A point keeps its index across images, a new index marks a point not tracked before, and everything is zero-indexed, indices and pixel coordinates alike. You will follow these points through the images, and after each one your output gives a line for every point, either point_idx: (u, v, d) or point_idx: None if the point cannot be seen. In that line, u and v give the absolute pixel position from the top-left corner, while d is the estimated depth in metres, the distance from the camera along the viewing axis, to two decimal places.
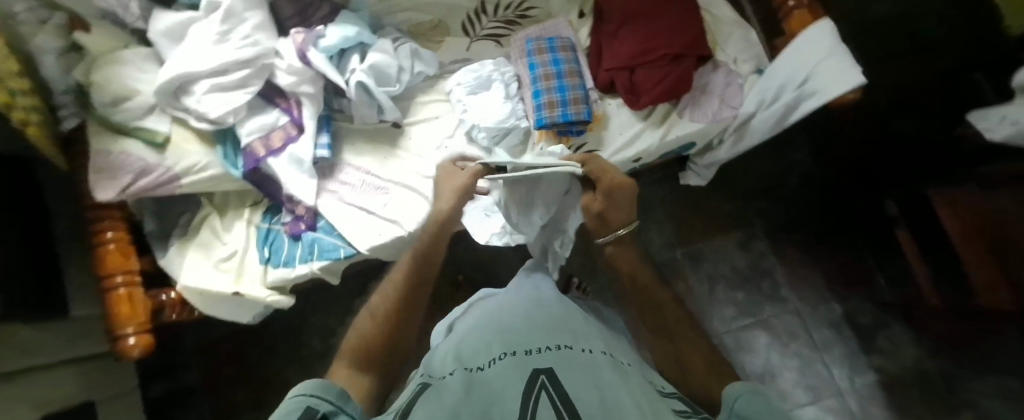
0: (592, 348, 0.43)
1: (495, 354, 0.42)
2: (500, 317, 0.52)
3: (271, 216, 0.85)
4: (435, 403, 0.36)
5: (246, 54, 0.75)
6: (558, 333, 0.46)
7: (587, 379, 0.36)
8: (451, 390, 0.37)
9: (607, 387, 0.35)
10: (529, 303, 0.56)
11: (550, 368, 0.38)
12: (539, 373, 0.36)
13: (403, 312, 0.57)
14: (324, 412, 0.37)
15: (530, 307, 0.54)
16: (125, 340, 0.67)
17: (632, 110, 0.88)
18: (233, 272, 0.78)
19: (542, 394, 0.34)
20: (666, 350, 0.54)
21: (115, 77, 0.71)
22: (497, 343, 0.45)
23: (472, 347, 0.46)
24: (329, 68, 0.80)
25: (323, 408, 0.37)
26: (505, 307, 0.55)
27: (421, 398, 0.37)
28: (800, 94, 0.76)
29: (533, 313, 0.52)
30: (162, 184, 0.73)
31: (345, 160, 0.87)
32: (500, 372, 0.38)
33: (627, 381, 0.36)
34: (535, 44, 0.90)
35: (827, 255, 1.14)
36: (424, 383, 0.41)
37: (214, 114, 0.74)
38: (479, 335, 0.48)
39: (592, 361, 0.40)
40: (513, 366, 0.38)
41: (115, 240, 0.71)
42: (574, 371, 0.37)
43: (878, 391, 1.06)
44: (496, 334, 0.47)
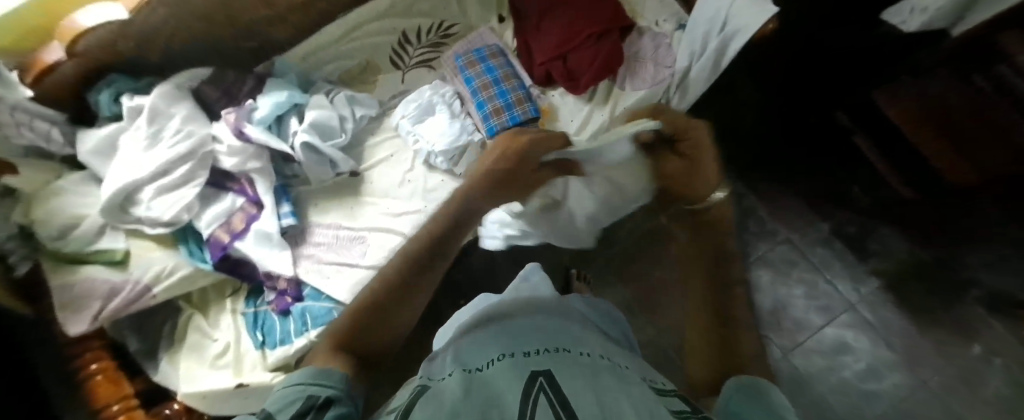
0: (591, 351, 0.43)
1: (492, 357, 0.42)
2: (498, 323, 0.52)
3: (255, 299, 0.83)
4: (435, 399, 0.34)
5: (183, 148, 0.74)
6: (558, 338, 0.47)
7: (584, 379, 0.35)
8: (451, 388, 0.35)
9: (603, 388, 0.34)
10: (523, 308, 0.56)
11: (547, 370, 0.37)
12: (537, 374, 0.36)
13: (406, 290, 0.47)
14: (326, 398, 0.32)
15: (532, 314, 0.53)
16: None
17: (575, 95, 0.89)
18: (231, 366, 0.76)
19: (540, 393, 0.33)
20: (713, 300, 0.49)
21: (57, 210, 0.69)
22: (496, 347, 0.44)
23: (471, 350, 0.45)
24: (270, 138, 0.80)
25: (325, 394, 0.33)
26: (502, 313, 0.55)
27: (420, 397, 0.35)
28: (724, 36, 0.77)
29: (532, 320, 0.52)
30: (133, 301, 0.71)
31: (313, 222, 0.86)
32: (500, 372, 0.38)
33: (624, 382, 0.36)
34: (465, 59, 0.91)
35: (800, 175, 1.16)
36: (422, 384, 0.39)
37: (168, 215, 0.72)
38: (477, 341, 0.47)
39: (588, 363, 0.40)
40: (513, 367, 0.38)
41: (101, 370, 0.68)
42: (571, 372, 0.37)
43: (885, 292, 1.09)
44: (494, 338, 0.47)
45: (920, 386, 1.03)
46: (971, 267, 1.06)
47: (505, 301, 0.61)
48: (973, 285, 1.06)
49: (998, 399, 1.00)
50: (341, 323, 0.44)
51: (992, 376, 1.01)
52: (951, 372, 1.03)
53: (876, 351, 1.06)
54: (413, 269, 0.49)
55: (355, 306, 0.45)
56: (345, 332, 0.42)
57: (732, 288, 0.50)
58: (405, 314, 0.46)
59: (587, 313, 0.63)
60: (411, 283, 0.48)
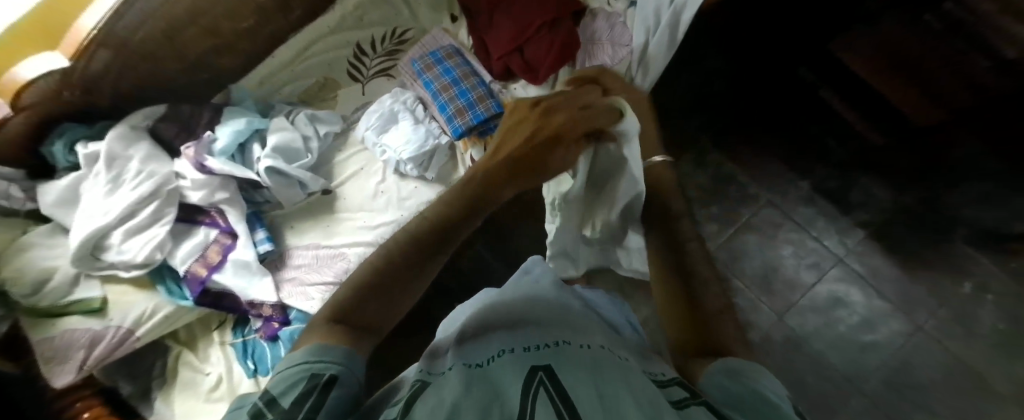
0: (589, 343, 0.42)
1: (494, 351, 0.40)
2: (501, 316, 0.50)
3: (242, 329, 0.82)
4: (432, 393, 0.32)
5: (144, 189, 0.74)
6: (558, 331, 0.46)
7: (585, 372, 0.34)
8: (448, 381, 0.34)
9: (605, 377, 0.33)
10: (523, 303, 0.54)
11: (548, 365, 0.36)
12: (537, 369, 0.35)
13: (413, 268, 0.45)
14: (331, 375, 0.32)
15: (535, 308, 0.52)
16: None
17: (537, 86, 0.89)
18: (227, 397, 0.76)
19: (542, 387, 0.32)
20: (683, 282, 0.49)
21: (27, 266, 0.69)
22: (497, 341, 0.43)
23: (475, 343, 0.44)
24: (231, 166, 0.79)
25: (330, 371, 0.33)
26: (502, 306, 0.53)
27: (416, 393, 0.34)
28: (675, 9, 0.80)
29: (537, 317, 0.49)
30: (116, 347, 0.71)
31: (291, 245, 0.86)
32: (500, 366, 0.36)
33: (626, 372, 0.35)
34: (421, 64, 0.90)
35: (775, 137, 1.15)
36: (421, 378, 0.38)
37: (139, 257, 0.73)
38: (479, 333, 0.46)
39: (590, 356, 0.38)
40: (517, 360, 0.37)
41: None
42: (571, 366, 0.36)
43: (872, 242, 1.09)
44: (500, 331, 0.45)
45: (916, 332, 1.04)
46: (956, 207, 1.06)
47: (507, 291, 0.59)
48: (959, 224, 1.06)
49: (991, 333, 1.02)
50: (338, 295, 0.43)
51: (985, 313, 1.02)
52: (945, 314, 1.04)
53: (870, 302, 1.07)
54: (416, 251, 0.46)
55: (354, 280, 0.44)
56: (343, 304, 0.41)
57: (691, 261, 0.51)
58: (408, 294, 0.45)
59: (588, 303, 0.61)
60: (415, 271, 0.45)
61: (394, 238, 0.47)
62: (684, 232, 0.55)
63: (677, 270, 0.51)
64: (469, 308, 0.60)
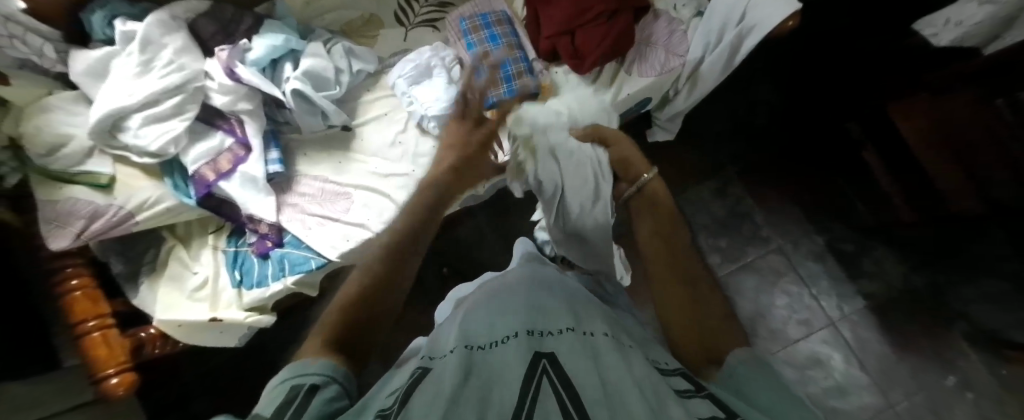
0: (595, 330, 0.44)
1: (498, 336, 0.43)
2: (494, 299, 0.52)
3: (236, 240, 0.84)
4: (436, 381, 0.36)
5: (172, 80, 0.75)
6: (561, 315, 0.47)
7: (588, 364, 0.37)
8: (453, 368, 0.37)
9: (607, 372, 0.36)
10: (528, 282, 0.55)
11: (551, 352, 0.39)
12: (540, 356, 0.38)
13: (384, 279, 0.47)
14: (312, 383, 0.35)
15: (537, 290, 0.53)
16: (107, 380, 0.67)
17: (579, 74, 0.85)
18: (208, 300, 0.78)
19: (543, 381, 0.35)
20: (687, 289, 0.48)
21: (46, 127, 0.71)
22: (500, 324, 0.45)
23: (476, 325, 0.47)
24: (260, 80, 0.79)
25: (310, 380, 0.35)
26: (509, 286, 0.55)
27: (424, 379, 0.37)
28: (740, 31, 0.75)
29: (537, 296, 0.52)
30: (115, 225, 0.73)
31: (299, 172, 0.86)
32: (503, 354, 0.40)
33: (629, 363, 0.38)
34: (468, 24, 0.88)
35: (802, 186, 1.14)
36: (422, 365, 0.41)
37: (154, 146, 0.73)
38: (483, 314, 0.49)
39: (594, 344, 0.41)
40: (520, 347, 0.40)
41: (80, 286, 0.71)
42: (572, 354, 0.39)
43: (869, 314, 1.08)
44: (504, 311, 0.48)
45: (886, 410, 1.02)
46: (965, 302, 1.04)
47: (512, 271, 0.60)
48: (962, 319, 1.04)
49: None
50: (333, 310, 0.45)
51: (963, 411, 1.00)
52: (921, 401, 1.02)
53: (849, 370, 1.05)
54: (393, 266, 0.49)
55: (338, 302, 0.46)
56: (333, 320, 0.43)
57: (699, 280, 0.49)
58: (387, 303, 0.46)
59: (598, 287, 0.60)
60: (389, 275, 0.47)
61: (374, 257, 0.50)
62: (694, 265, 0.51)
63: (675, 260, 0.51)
64: (471, 288, 0.63)
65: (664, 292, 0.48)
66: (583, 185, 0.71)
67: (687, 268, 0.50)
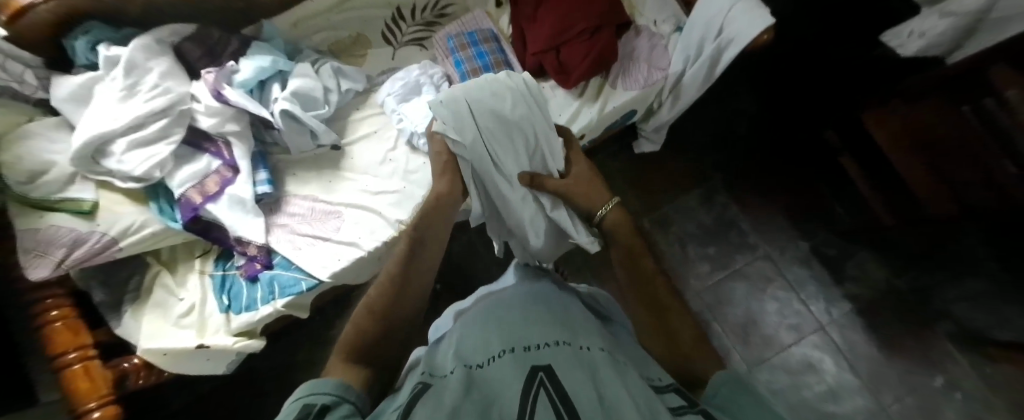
0: (590, 344, 0.44)
1: (495, 350, 0.43)
2: (491, 315, 0.52)
3: (224, 262, 0.83)
4: (435, 399, 0.36)
5: (158, 104, 0.74)
6: (557, 328, 0.48)
7: (584, 377, 0.37)
8: (452, 385, 0.37)
9: (604, 386, 0.36)
10: (523, 296, 0.56)
11: (547, 366, 0.39)
12: (537, 369, 0.38)
13: (392, 301, 0.48)
14: (324, 404, 0.34)
15: (531, 304, 0.53)
16: (88, 415, 0.64)
17: (566, 89, 0.86)
18: (195, 327, 0.76)
19: (540, 394, 0.35)
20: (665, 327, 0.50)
21: (27, 154, 0.69)
22: (496, 339, 0.46)
23: (473, 343, 0.47)
24: (248, 101, 0.79)
25: (322, 400, 0.35)
26: (505, 301, 0.55)
27: (423, 395, 0.37)
28: (719, 44, 0.75)
29: (532, 310, 0.52)
30: (97, 253, 0.71)
31: (289, 193, 0.86)
32: (500, 369, 0.40)
33: (624, 377, 0.38)
34: (456, 41, 0.89)
35: (785, 192, 1.17)
36: (422, 380, 0.41)
37: (139, 171, 0.72)
38: (479, 331, 0.49)
39: (589, 357, 0.41)
40: (517, 362, 0.40)
41: (61, 317, 0.69)
42: (570, 367, 0.39)
43: (857, 316, 1.10)
44: (500, 326, 0.48)
45: (878, 412, 1.04)
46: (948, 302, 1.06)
47: (510, 286, 0.61)
48: (945, 319, 1.07)
49: None
50: (347, 332, 0.46)
51: (952, 410, 1.02)
52: (912, 402, 1.03)
53: (841, 373, 1.07)
54: (395, 299, 0.49)
55: (356, 319, 0.48)
56: (345, 343, 0.45)
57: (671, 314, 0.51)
58: (398, 318, 0.48)
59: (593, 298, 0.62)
60: (397, 288, 0.50)
61: (378, 287, 0.51)
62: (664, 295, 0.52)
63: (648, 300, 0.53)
64: (469, 301, 0.64)
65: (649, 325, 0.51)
66: (514, 154, 0.69)
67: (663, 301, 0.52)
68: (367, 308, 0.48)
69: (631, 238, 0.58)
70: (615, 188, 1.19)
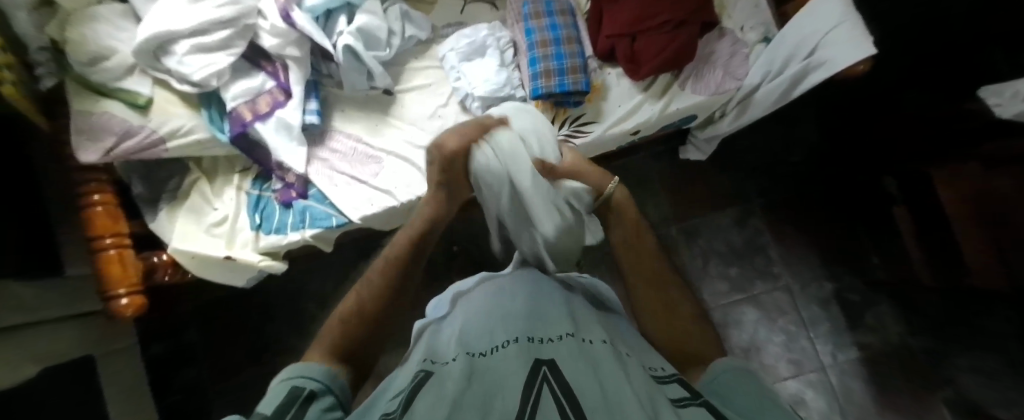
0: (593, 338, 0.45)
1: (500, 340, 0.45)
2: (494, 305, 0.53)
3: (261, 183, 0.83)
4: (438, 388, 0.37)
5: (226, 13, 0.73)
6: (561, 319, 0.48)
7: (586, 372, 0.38)
8: (454, 376, 0.39)
9: (607, 382, 0.37)
10: (528, 284, 0.57)
11: (551, 360, 0.40)
12: (540, 363, 0.39)
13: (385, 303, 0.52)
14: (309, 391, 0.40)
15: (535, 290, 0.55)
16: (117, 300, 0.68)
17: (633, 80, 0.84)
18: (224, 237, 0.79)
19: (544, 387, 0.36)
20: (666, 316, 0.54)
21: (92, 36, 0.69)
22: (502, 328, 0.47)
23: (478, 328, 0.48)
24: (314, 28, 0.77)
25: (310, 386, 0.41)
26: (509, 288, 0.57)
27: (426, 384, 0.39)
28: (806, 65, 0.72)
29: (537, 303, 0.52)
30: (145, 148, 0.73)
31: (335, 128, 0.85)
32: (505, 358, 0.41)
33: (628, 375, 0.38)
34: (531, 8, 0.84)
35: (822, 231, 1.14)
36: (424, 369, 0.43)
37: (197, 76, 0.72)
38: (483, 317, 0.51)
39: (590, 350, 0.42)
40: (521, 351, 0.41)
41: (102, 202, 0.71)
42: (572, 364, 0.39)
43: (860, 366, 1.09)
44: (507, 315, 0.50)
45: None
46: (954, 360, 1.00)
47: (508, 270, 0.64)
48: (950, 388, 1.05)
49: None
50: (336, 325, 0.50)
51: None
52: None
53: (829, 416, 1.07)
54: (385, 299, 0.53)
55: (341, 314, 0.51)
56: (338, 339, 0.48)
57: (676, 311, 0.54)
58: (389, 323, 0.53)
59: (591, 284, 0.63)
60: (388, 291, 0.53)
61: (367, 280, 0.55)
62: (671, 290, 0.56)
63: (653, 289, 0.56)
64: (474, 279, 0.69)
65: (652, 309, 0.55)
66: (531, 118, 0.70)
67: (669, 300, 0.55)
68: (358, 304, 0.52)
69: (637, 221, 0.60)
70: (650, 190, 1.17)
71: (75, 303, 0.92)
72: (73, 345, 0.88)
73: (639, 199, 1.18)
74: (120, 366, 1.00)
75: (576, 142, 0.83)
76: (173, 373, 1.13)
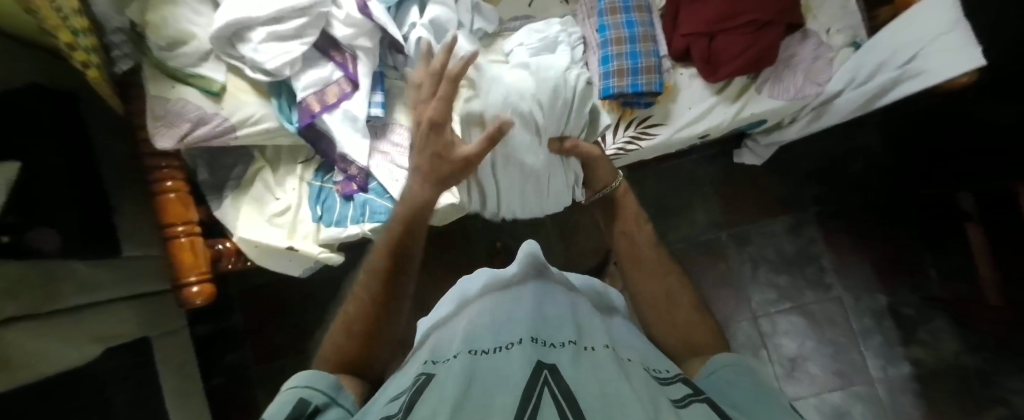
0: (595, 344, 0.47)
1: (503, 344, 0.46)
2: (495, 312, 0.55)
3: (323, 175, 0.83)
4: (438, 387, 0.40)
5: (303, 1, 0.71)
6: (564, 327, 0.50)
7: (589, 378, 0.39)
8: (452, 374, 0.41)
9: (609, 383, 0.38)
10: (536, 295, 0.59)
11: (553, 363, 0.42)
12: (541, 366, 0.41)
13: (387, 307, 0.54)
14: (317, 404, 0.42)
15: (536, 301, 0.57)
16: (188, 287, 0.71)
17: (707, 81, 0.81)
18: (287, 227, 0.79)
19: (544, 389, 0.37)
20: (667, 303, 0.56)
21: (171, 20, 0.68)
22: (504, 333, 0.49)
23: (480, 332, 0.51)
24: (388, 20, 0.77)
25: (316, 399, 0.42)
26: (513, 299, 0.59)
27: (425, 384, 0.42)
28: (899, 74, 0.73)
29: (541, 310, 0.55)
30: (217, 135, 0.73)
31: (397, 121, 0.84)
32: (507, 360, 0.43)
33: (631, 379, 0.40)
34: (608, 3, 0.81)
35: (880, 243, 1.11)
36: (424, 371, 0.46)
37: (271, 64, 0.71)
38: (488, 323, 0.53)
39: (594, 357, 0.44)
40: (524, 353, 0.43)
41: (174, 189, 0.71)
42: (574, 368, 0.41)
43: (911, 381, 1.06)
44: (509, 322, 0.52)
45: None
46: None
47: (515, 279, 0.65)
48: None
49: None
50: (338, 336, 0.52)
51: None
52: None
53: None
54: (387, 303, 0.54)
55: (344, 322, 0.53)
56: (336, 350, 0.50)
57: (682, 301, 0.56)
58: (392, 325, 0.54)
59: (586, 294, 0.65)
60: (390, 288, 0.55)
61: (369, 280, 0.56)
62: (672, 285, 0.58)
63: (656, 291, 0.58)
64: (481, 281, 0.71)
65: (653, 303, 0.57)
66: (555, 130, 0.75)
67: (670, 291, 0.57)
68: (360, 306, 0.54)
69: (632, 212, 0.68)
70: (701, 193, 1.15)
71: (132, 284, 0.93)
72: (130, 326, 0.89)
73: (688, 201, 1.16)
74: (171, 347, 1.01)
75: (643, 143, 0.82)
76: (217, 354, 1.14)
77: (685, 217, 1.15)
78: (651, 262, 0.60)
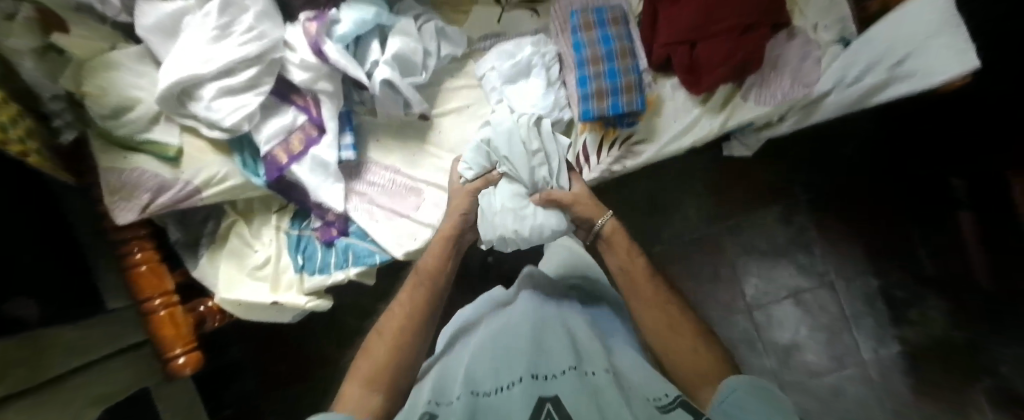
0: (596, 368, 0.48)
1: (506, 380, 0.48)
2: (495, 337, 0.56)
3: (300, 222, 0.80)
4: None
5: (252, 50, 0.66)
6: (563, 350, 0.51)
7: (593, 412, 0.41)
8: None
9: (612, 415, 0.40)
10: (535, 313, 0.60)
11: (554, 396, 0.44)
12: (543, 400, 0.44)
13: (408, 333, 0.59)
14: None
15: (533, 321, 0.58)
16: (175, 359, 0.69)
17: (690, 92, 0.77)
18: (269, 281, 0.76)
19: None
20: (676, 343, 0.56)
21: (114, 86, 0.64)
22: (506, 367, 0.50)
23: (481, 363, 0.52)
24: (346, 61, 0.72)
25: None
26: (512, 321, 0.59)
27: None
28: (891, 75, 0.69)
29: (540, 332, 0.56)
30: (181, 200, 0.69)
31: (370, 159, 0.81)
32: (511, 400, 0.44)
33: (632, 407, 0.42)
34: (580, 18, 0.77)
35: (869, 226, 1.10)
36: (428, 410, 0.46)
37: (228, 121, 0.66)
38: (487, 354, 0.53)
39: (594, 385, 0.45)
40: (525, 391, 0.45)
41: (145, 261, 0.68)
42: (576, 399, 0.43)
43: (901, 360, 1.08)
44: (509, 351, 0.52)
45: None
46: None
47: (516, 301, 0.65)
48: None
49: None
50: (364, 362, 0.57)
51: None
52: None
53: (868, 408, 1.08)
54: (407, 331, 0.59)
55: (365, 357, 0.58)
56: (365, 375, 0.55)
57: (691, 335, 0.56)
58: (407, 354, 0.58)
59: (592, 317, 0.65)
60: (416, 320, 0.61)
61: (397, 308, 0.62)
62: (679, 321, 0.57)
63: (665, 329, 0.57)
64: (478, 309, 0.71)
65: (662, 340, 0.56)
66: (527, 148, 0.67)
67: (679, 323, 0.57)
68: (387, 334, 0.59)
69: (632, 261, 0.63)
70: (690, 189, 1.13)
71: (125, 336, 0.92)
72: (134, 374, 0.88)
73: (677, 199, 1.14)
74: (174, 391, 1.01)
75: (628, 163, 0.79)
76: (220, 390, 1.14)
77: (676, 215, 1.14)
78: (653, 293, 0.60)
